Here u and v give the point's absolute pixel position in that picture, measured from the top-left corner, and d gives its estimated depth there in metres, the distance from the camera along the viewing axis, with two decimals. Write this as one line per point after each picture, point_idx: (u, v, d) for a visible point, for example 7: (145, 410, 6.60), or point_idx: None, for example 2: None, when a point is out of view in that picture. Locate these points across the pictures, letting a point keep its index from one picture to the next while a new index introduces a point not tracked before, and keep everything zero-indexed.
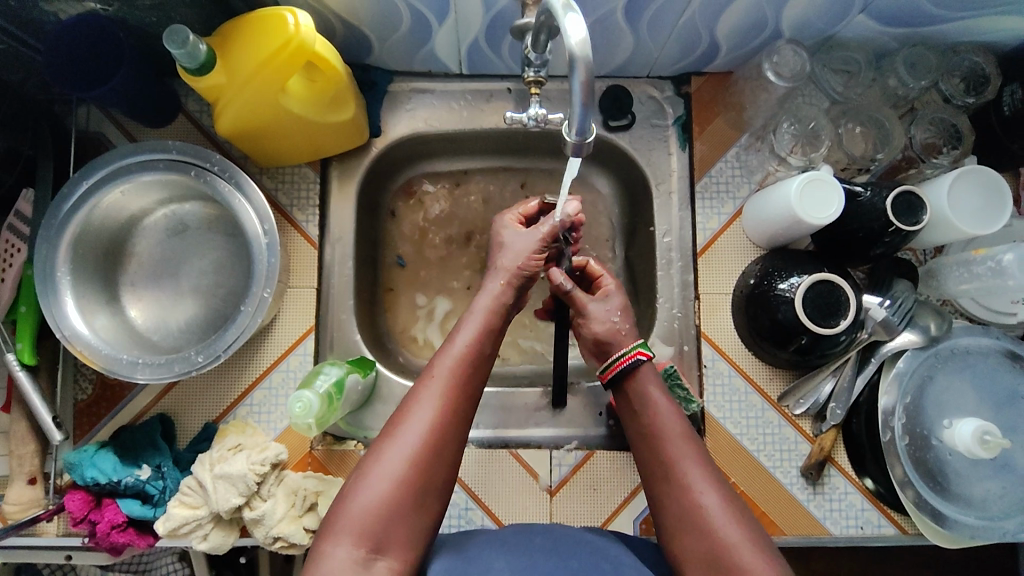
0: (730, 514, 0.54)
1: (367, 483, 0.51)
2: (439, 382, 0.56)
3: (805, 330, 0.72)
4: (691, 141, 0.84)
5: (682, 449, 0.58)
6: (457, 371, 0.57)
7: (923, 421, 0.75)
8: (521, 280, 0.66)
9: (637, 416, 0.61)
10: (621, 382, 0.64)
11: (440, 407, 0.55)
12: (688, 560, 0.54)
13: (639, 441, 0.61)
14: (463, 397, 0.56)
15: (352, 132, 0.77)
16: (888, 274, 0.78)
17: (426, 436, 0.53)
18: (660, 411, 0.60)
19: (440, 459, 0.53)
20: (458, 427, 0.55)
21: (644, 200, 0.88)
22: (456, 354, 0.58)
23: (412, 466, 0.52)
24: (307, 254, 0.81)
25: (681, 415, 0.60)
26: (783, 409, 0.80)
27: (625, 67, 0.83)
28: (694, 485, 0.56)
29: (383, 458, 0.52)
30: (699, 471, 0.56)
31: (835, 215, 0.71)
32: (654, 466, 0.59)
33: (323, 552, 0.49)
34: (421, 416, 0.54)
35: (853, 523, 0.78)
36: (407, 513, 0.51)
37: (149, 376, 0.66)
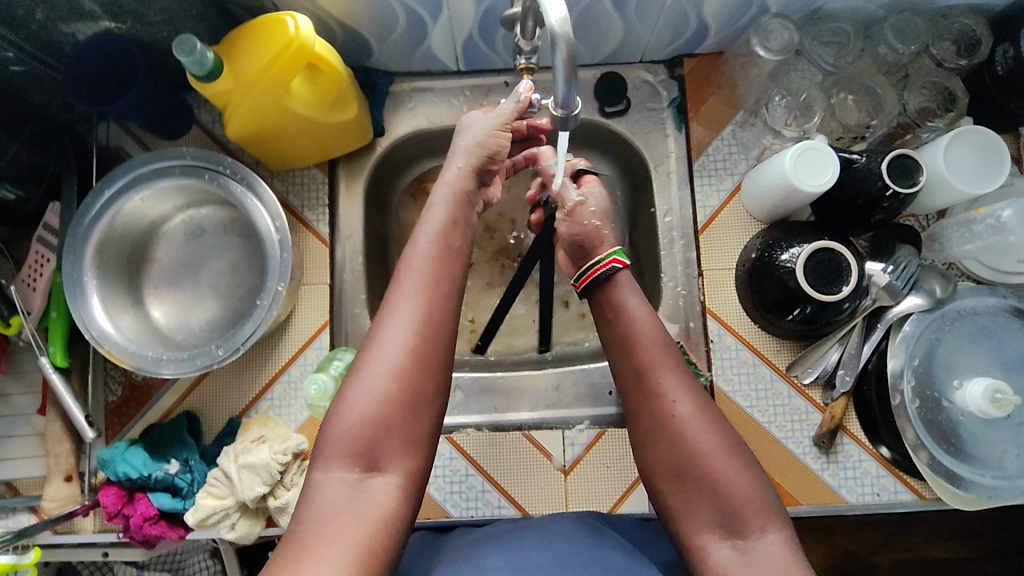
0: (703, 422, 0.57)
1: (362, 378, 0.52)
2: (414, 276, 0.56)
3: (808, 299, 0.73)
4: (686, 122, 0.86)
5: (655, 355, 0.60)
6: (432, 252, 0.58)
7: (934, 383, 0.75)
8: (484, 162, 0.67)
9: (613, 322, 0.62)
10: (601, 290, 0.65)
11: (421, 309, 0.55)
12: (657, 469, 0.58)
13: (614, 348, 0.62)
14: (445, 288, 0.56)
15: (355, 131, 0.80)
16: (891, 240, 0.79)
17: (409, 340, 0.53)
18: (635, 316, 0.62)
19: (431, 354, 0.54)
20: (441, 319, 0.55)
21: (644, 182, 0.89)
22: (428, 245, 0.58)
23: (397, 368, 0.52)
24: (319, 252, 0.84)
25: (656, 322, 0.62)
26: (793, 379, 0.81)
27: (618, 52, 0.85)
28: (669, 394, 0.58)
29: (368, 358, 0.53)
30: (673, 379, 0.59)
31: (830, 181, 0.72)
32: (629, 370, 0.60)
33: (318, 478, 0.51)
34: (401, 315, 0.54)
35: (870, 490, 0.78)
36: (405, 423, 0.52)
37: (174, 370, 0.69)
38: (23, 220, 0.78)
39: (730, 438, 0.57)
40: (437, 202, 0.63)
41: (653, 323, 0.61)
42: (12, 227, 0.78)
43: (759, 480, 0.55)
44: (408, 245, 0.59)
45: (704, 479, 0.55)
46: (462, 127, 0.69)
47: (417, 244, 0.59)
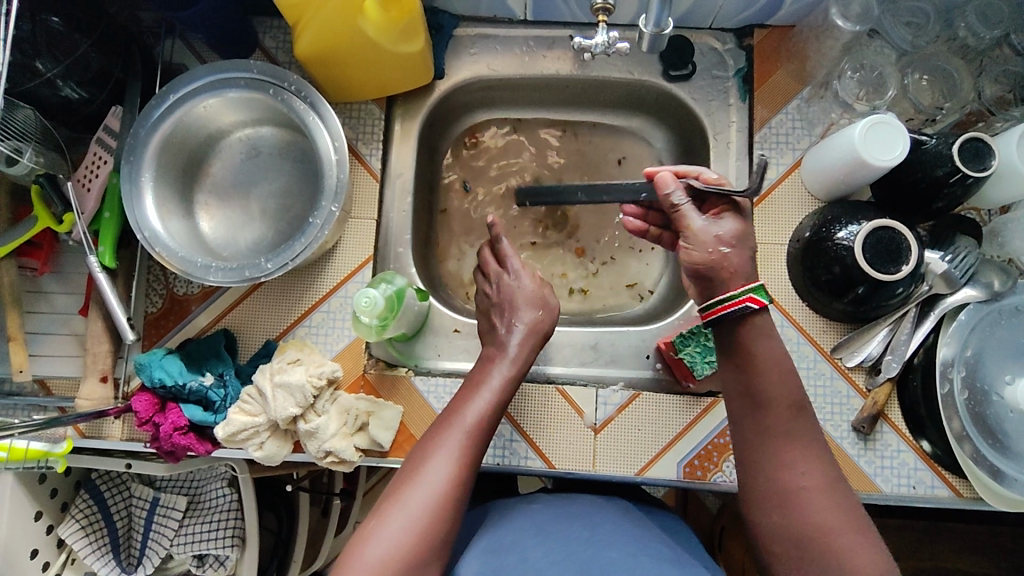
0: (825, 494, 0.56)
1: (387, 523, 0.56)
2: (459, 434, 0.61)
3: (864, 278, 0.71)
4: (751, 93, 0.85)
5: (783, 422, 0.58)
6: (480, 418, 0.63)
7: (983, 376, 0.73)
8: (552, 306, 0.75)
9: (743, 373, 0.61)
10: (731, 325, 0.61)
11: (456, 459, 0.60)
12: (771, 535, 0.57)
13: (740, 401, 0.61)
14: (478, 451, 0.62)
15: (419, 66, 0.79)
16: (950, 231, 0.76)
17: (443, 487, 0.58)
18: (771, 364, 0.60)
19: (456, 501, 0.58)
20: (471, 476, 0.61)
21: (700, 151, 0.88)
22: (479, 409, 0.64)
23: (428, 513, 0.57)
24: (371, 187, 0.83)
25: (790, 385, 0.60)
26: (836, 361, 0.79)
27: (690, 14, 0.84)
28: (795, 465, 0.57)
29: (401, 502, 0.57)
30: (800, 448, 0.58)
31: (902, 156, 0.70)
32: (753, 432, 0.60)
33: None
34: (437, 467, 0.59)
35: (905, 482, 0.76)
36: (424, 566, 0.56)
37: (221, 279, 0.70)
38: (81, 124, 0.78)
39: (853, 519, 0.56)
40: (486, 370, 0.68)
41: (785, 385, 0.60)
42: (71, 128, 0.78)
43: (878, 554, 0.55)
44: (457, 405, 0.64)
45: (823, 551, 0.54)
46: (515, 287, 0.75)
47: (465, 412, 0.63)
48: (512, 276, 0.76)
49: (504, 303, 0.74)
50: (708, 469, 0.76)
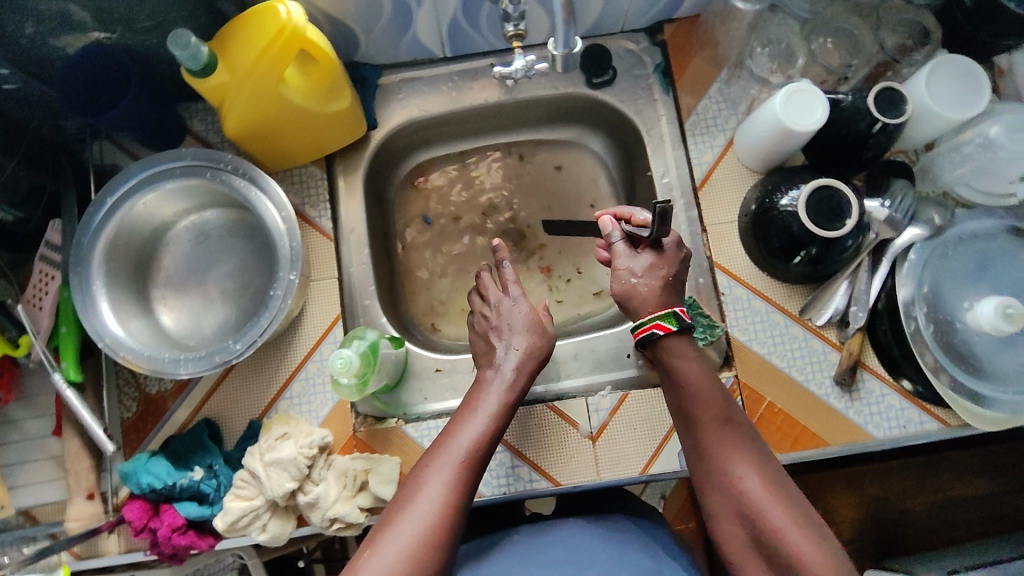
0: (766, 489, 0.59)
1: (379, 552, 0.56)
2: (451, 461, 0.61)
3: (814, 239, 0.73)
4: (672, 85, 0.88)
5: (715, 434, 0.63)
6: (473, 445, 0.62)
7: (944, 306, 0.74)
8: (542, 327, 0.74)
9: (677, 394, 0.66)
10: (653, 351, 0.68)
11: (449, 487, 0.59)
12: (735, 541, 0.59)
13: (683, 421, 0.66)
14: (471, 480, 0.61)
15: (350, 122, 0.81)
16: (885, 177, 0.79)
17: (435, 517, 0.57)
18: (695, 379, 0.66)
19: (448, 529, 0.58)
20: (464, 505, 0.60)
21: (637, 148, 0.91)
22: (472, 436, 0.63)
23: (420, 541, 0.56)
24: (325, 247, 0.83)
25: (716, 399, 0.64)
26: (806, 322, 0.80)
27: (599, 23, 0.87)
28: (736, 472, 0.60)
29: (393, 531, 0.57)
30: (737, 454, 0.61)
31: (821, 120, 0.73)
32: (697, 449, 0.64)
33: None
34: (429, 494, 0.59)
35: (896, 423, 0.77)
36: None
37: (192, 370, 0.68)
38: (24, 243, 0.77)
39: (797, 512, 0.57)
40: (478, 394, 0.68)
41: (712, 398, 0.64)
42: (13, 249, 0.77)
43: (829, 547, 0.55)
44: (450, 432, 0.64)
45: (776, 551, 0.56)
46: (512, 316, 0.74)
47: (458, 440, 0.63)
48: (509, 300, 0.76)
49: (503, 328, 0.74)
50: None
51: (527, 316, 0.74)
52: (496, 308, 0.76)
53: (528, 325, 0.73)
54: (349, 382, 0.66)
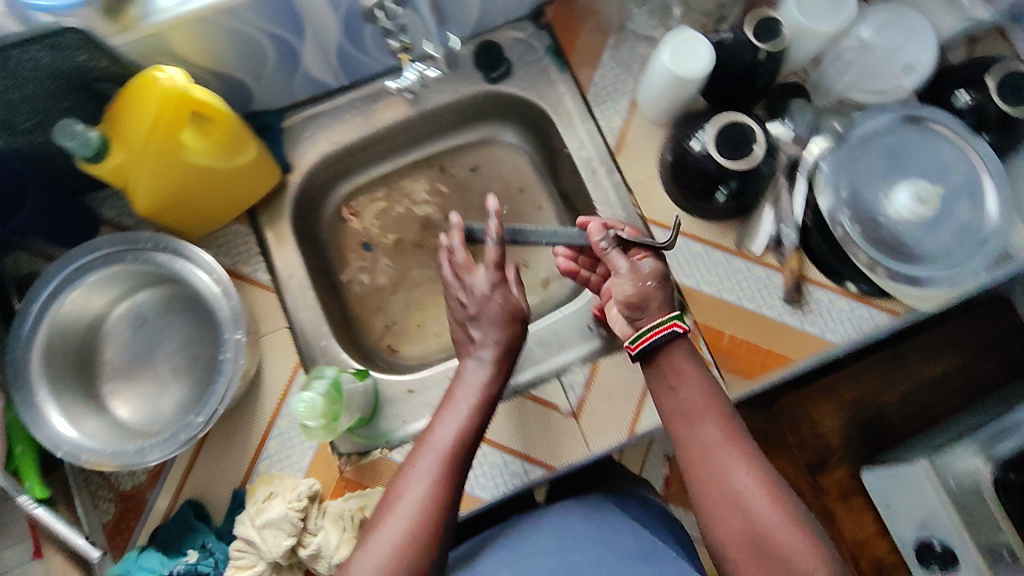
0: (767, 496, 0.57)
1: (367, 551, 0.56)
2: (433, 457, 0.61)
3: (730, 173, 0.76)
4: (567, 62, 0.89)
5: (712, 432, 0.60)
6: (455, 440, 0.62)
7: (867, 206, 0.76)
8: (515, 306, 0.70)
9: (671, 389, 0.63)
10: (652, 352, 0.64)
11: (434, 481, 0.59)
12: (727, 543, 0.58)
13: (676, 416, 0.63)
14: (456, 474, 0.61)
15: (262, 171, 0.80)
16: (781, 100, 0.85)
17: (420, 513, 0.58)
18: (694, 386, 0.63)
19: (434, 524, 0.58)
20: (451, 500, 0.60)
21: (549, 129, 0.92)
22: (452, 429, 0.62)
23: (406, 537, 0.57)
24: (268, 299, 0.81)
25: (711, 395, 0.62)
26: (745, 253, 0.83)
27: (482, 20, 0.88)
28: (732, 471, 0.58)
29: (381, 530, 0.57)
30: (733, 454, 0.59)
31: (710, 62, 0.75)
32: (689, 444, 0.61)
33: None
34: (414, 492, 0.59)
35: (850, 325, 0.80)
36: None
37: (160, 454, 0.66)
38: None
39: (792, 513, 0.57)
40: (456, 385, 0.67)
41: (707, 396, 0.62)
42: None
43: (820, 545, 0.56)
44: (431, 428, 0.63)
45: (771, 552, 0.55)
46: (483, 299, 0.70)
47: (440, 434, 0.62)
48: (479, 293, 0.70)
49: (476, 317, 0.70)
50: None
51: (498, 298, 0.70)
52: (467, 292, 0.71)
53: (500, 308, 0.70)
54: (312, 424, 0.66)
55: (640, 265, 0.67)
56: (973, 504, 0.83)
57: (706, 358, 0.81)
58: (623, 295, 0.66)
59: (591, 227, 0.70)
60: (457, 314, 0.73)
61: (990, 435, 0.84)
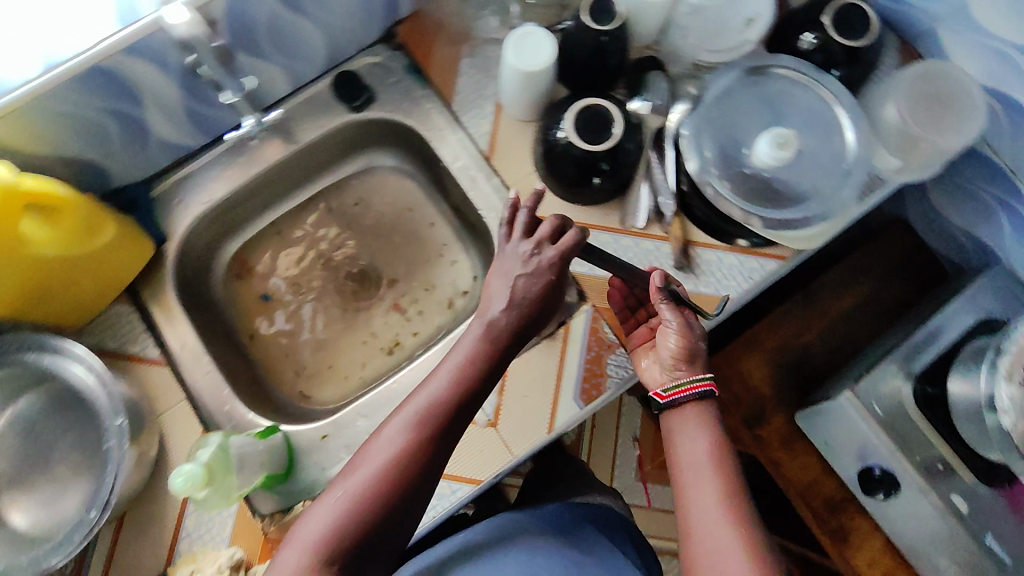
0: (746, 558, 0.61)
1: (330, 494, 0.61)
2: (407, 417, 0.63)
3: (598, 155, 0.76)
4: (426, 77, 0.88)
5: (710, 486, 0.66)
6: (433, 403, 0.63)
7: (732, 161, 0.78)
8: (546, 279, 0.67)
9: (680, 442, 0.70)
10: (674, 405, 0.72)
11: (404, 438, 0.61)
12: None
13: (682, 469, 0.69)
14: (427, 435, 0.62)
15: (131, 247, 0.78)
16: (639, 75, 0.85)
17: (384, 463, 0.61)
18: (703, 442, 0.69)
19: (394, 477, 0.60)
20: (418, 458, 0.61)
21: (423, 147, 0.92)
22: (431, 394, 0.64)
23: (367, 483, 0.60)
24: (161, 375, 0.79)
25: (718, 455, 0.68)
26: (631, 230, 0.82)
27: (335, 52, 0.86)
28: (719, 529, 0.63)
29: (346, 477, 0.61)
30: (721, 512, 0.64)
31: (553, 53, 0.75)
32: (687, 494, 0.67)
33: (279, 553, 0.60)
34: (383, 442, 0.62)
35: (742, 278, 0.81)
36: (356, 540, 0.59)
37: (57, 557, 0.65)
38: None
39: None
40: (460, 342, 0.68)
41: (714, 455, 0.68)
42: None
43: None
44: (416, 390, 0.65)
45: None
46: (514, 271, 0.67)
47: (419, 397, 0.64)
48: (522, 276, 0.68)
49: (529, 277, 0.67)
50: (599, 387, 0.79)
51: (533, 270, 0.67)
52: (515, 250, 0.68)
53: (532, 282, 0.67)
54: (197, 498, 0.63)
55: (695, 328, 0.74)
56: (902, 424, 0.88)
57: (611, 339, 0.80)
58: (672, 347, 0.73)
59: (655, 276, 0.74)
60: (501, 258, 0.69)
61: (908, 352, 0.89)
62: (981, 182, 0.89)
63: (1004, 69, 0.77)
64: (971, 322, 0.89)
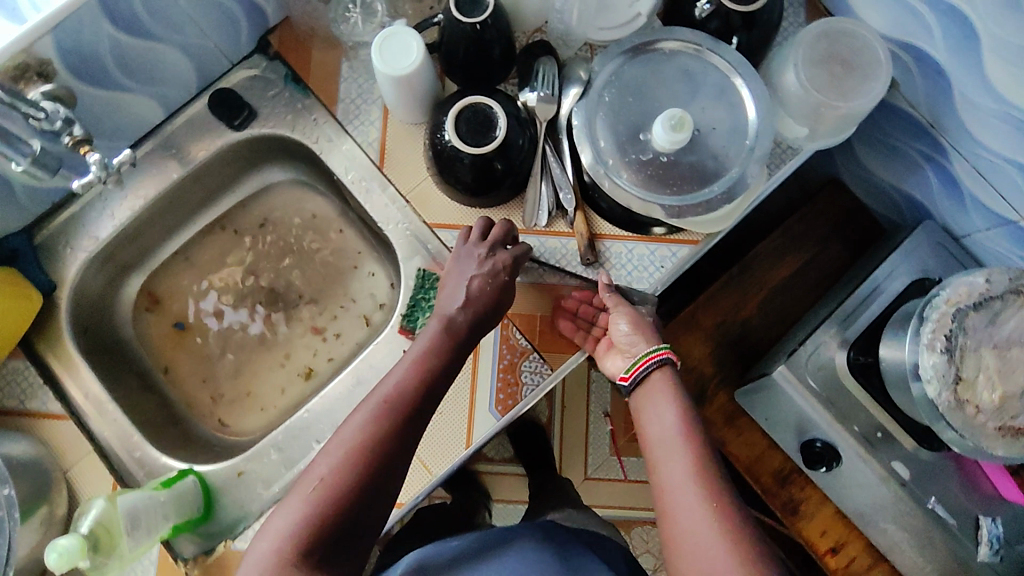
0: (721, 532, 0.57)
1: (297, 488, 0.58)
2: (373, 404, 0.61)
3: (489, 155, 0.71)
4: (307, 86, 0.84)
5: (680, 459, 0.63)
6: (397, 390, 0.62)
7: (629, 148, 0.73)
8: (498, 281, 0.69)
9: (649, 419, 0.67)
10: (641, 381, 0.70)
11: (370, 424, 0.60)
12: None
13: (652, 447, 0.66)
14: (394, 420, 0.60)
15: (11, 300, 0.75)
16: (530, 63, 0.79)
17: (350, 448, 0.58)
18: (671, 415, 0.66)
19: (362, 463, 0.58)
20: (385, 442, 0.59)
21: (318, 160, 0.88)
22: (395, 383, 0.63)
23: (334, 469, 0.57)
24: (65, 429, 0.77)
25: (688, 426, 0.65)
26: (535, 229, 0.79)
27: (203, 69, 0.83)
28: (689, 504, 0.60)
29: (314, 467, 0.59)
30: (692, 487, 0.60)
31: (421, 47, 0.71)
32: (658, 472, 0.63)
33: (251, 549, 0.57)
34: (349, 429, 0.60)
35: (654, 268, 0.78)
36: (327, 531, 0.56)
37: None
38: None
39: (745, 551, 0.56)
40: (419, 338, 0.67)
41: (682, 426, 0.65)
42: None
43: None
44: (382, 381, 0.64)
45: None
46: (463, 273, 0.70)
47: (386, 385, 0.63)
48: (476, 276, 0.69)
49: (481, 279, 0.69)
50: (515, 397, 0.77)
51: (482, 277, 0.69)
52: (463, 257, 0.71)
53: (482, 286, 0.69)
54: (84, 568, 0.64)
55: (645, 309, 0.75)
56: (837, 395, 0.84)
57: (524, 346, 0.78)
58: (627, 329, 0.73)
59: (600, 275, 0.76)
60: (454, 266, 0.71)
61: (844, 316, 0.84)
62: (905, 138, 0.83)
63: (908, 19, 0.73)
64: (906, 283, 0.84)
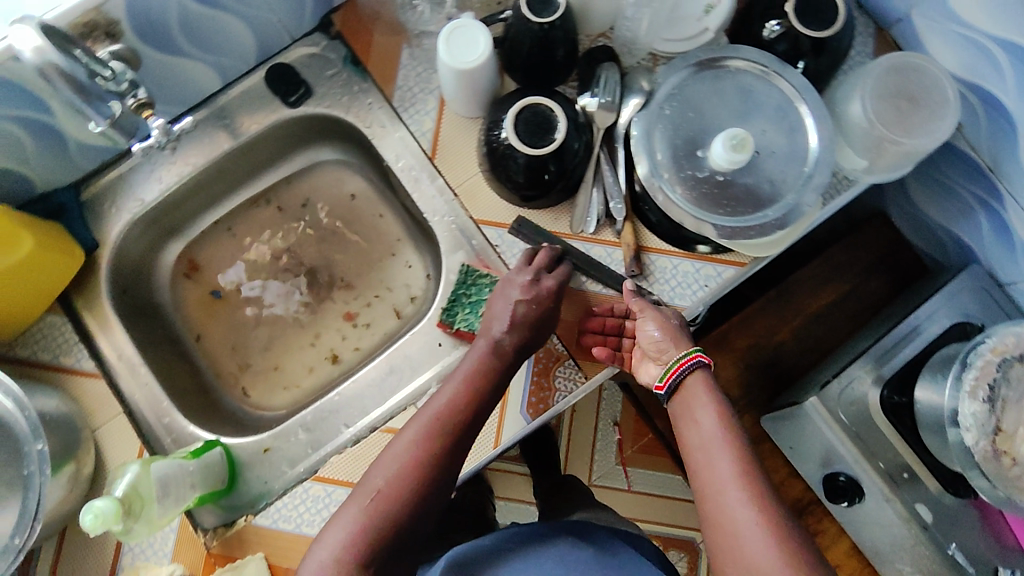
0: (768, 537, 0.57)
1: (353, 497, 0.62)
2: (425, 422, 0.65)
3: (545, 158, 0.71)
4: (365, 69, 0.83)
5: (721, 462, 0.62)
6: (447, 409, 0.66)
7: (686, 164, 0.73)
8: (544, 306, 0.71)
9: (688, 424, 0.67)
10: (678, 385, 0.70)
11: (422, 441, 0.64)
12: None
13: (692, 451, 0.65)
14: (444, 437, 0.64)
15: (55, 253, 0.75)
16: (591, 69, 0.79)
17: (404, 462, 0.62)
18: (712, 418, 0.66)
19: (415, 476, 0.62)
20: (435, 457, 0.63)
21: (367, 143, 0.88)
22: (445, 402, 0.67)
23: (390, 482, 0.61)
24: (96, 387, 0.77)
25: (728, 429, 0.65)
26: (581, 235, 0.78)
27: (264, 44, 0.82)
28: (734, 506, 0.59)
29: (369, 477, 0.62)
30: (735, 489, 0.60)
31: (488, 43, 0.70)
32: (699, 477, 0.63)
33: (308, 554, 0.60)
34: (400, 445, 0.64)
35: (698, 287, 0.77)
36: (382, 540, 0.59)
37: None
38: None
39: (794, 555, 0.56)
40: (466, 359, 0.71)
41: (720, 429, 0.65)
42: None
43: None
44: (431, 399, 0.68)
45: None
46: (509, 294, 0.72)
47: (435, 403, 0.67)
48: (521, 301, 0.71)
49: (527, 303, 0.71)
50: (547, 402, 0.76)
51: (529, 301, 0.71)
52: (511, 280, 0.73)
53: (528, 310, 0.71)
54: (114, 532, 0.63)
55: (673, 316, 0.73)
56: (866, 430, 0.83)
57: (560, 351, 0.78)
58: (655, 343, 0.71)
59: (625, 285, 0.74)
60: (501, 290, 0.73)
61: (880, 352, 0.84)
62: (961, 180, 0.83)
63: (979, 60, 0.72)
64: (945, 326, 0.84)
